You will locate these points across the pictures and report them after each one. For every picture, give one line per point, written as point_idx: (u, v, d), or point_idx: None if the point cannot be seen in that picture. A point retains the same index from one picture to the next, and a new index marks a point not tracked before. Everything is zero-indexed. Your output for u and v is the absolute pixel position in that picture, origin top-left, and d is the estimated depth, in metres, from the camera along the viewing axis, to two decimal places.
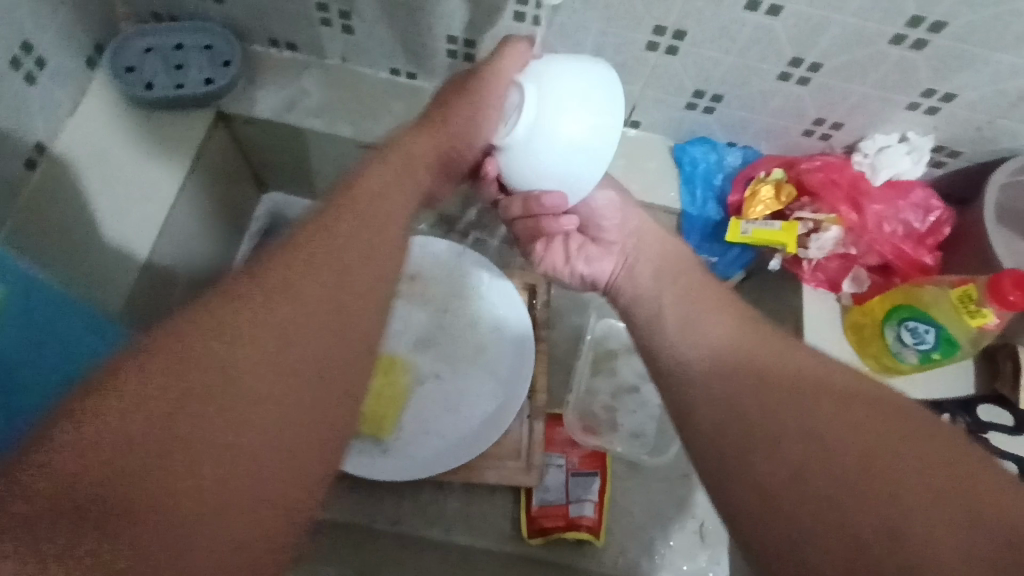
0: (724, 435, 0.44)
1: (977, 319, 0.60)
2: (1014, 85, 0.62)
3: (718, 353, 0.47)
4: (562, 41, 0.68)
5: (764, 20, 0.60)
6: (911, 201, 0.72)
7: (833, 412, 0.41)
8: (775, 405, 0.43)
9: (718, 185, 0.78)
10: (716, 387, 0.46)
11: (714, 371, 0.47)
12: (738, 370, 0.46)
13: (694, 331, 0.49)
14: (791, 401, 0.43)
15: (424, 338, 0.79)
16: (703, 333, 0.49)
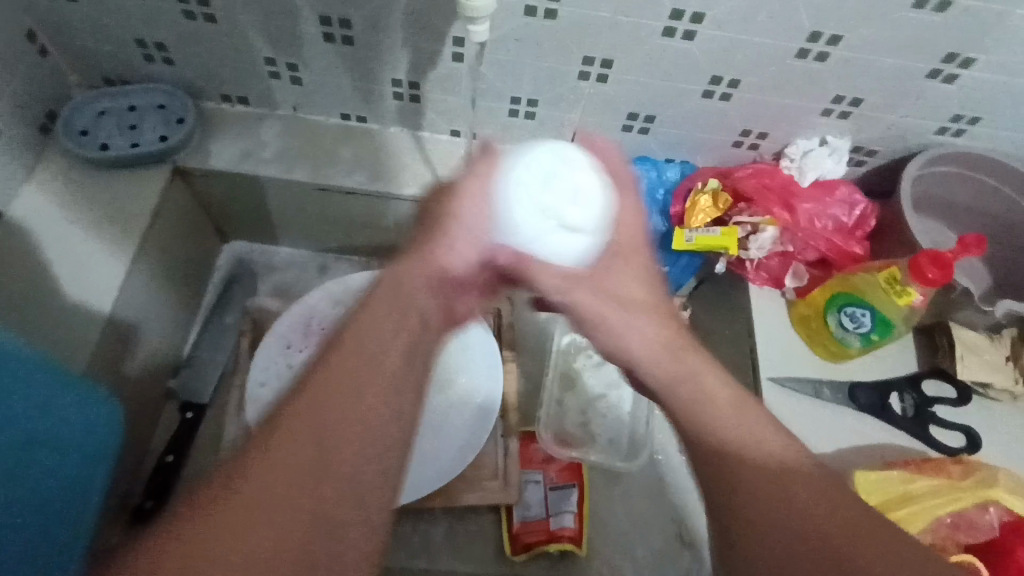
0: (720, 490, 0.44)
1: (904, 297, 0.66)
2: (912, 84, 0.68)
3: (728, 414, 0.46)
4: (499, 77, 0.73)
5: (681, 44, 0.65)
6: (837, 198, 0.77)
7: (827, 500, 0.42)
8: (778, 483, 0.43)
9: (664, 199, 0.81)
10: (717, 445, 0.46)
11: (722, 429, 0.46)
12: (678, 374, 0.49)
13: (712, 386, 0.48)
14: (796, 466, 0.43)
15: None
16: (719, 389, 0.47)
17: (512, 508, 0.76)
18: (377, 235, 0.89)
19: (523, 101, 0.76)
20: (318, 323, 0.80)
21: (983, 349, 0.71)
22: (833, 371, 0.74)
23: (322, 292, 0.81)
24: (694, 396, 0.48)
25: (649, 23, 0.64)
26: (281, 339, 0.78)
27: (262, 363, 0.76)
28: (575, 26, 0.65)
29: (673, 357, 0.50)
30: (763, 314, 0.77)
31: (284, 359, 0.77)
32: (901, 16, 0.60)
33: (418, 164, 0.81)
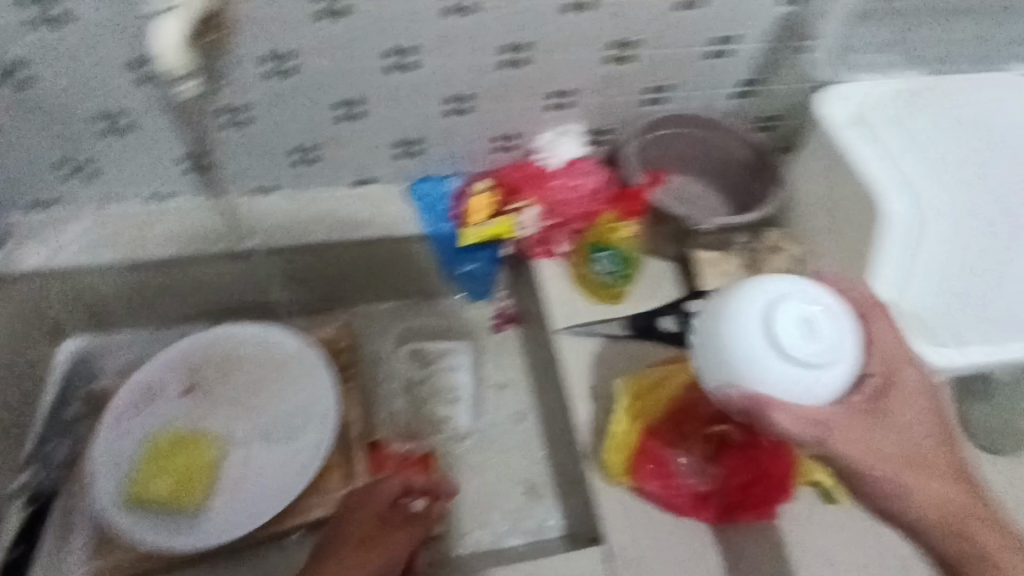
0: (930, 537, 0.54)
1: (624, 229, 0.88)
2: (602, 70, 0.84)
3: (931, 509, 0.54)
4: (271, 134, 0.83)
5: (406, 75, 0.78)
6: (579, 171, 0.90)
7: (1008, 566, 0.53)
8: (951, 531, 0.54)
9: (446, 208, 0.93)
10: (921, 523, 0.54)
11: (926, 517, 0.54)
12: (926, 503, 0.54)
13: (915, 494, 0.54)
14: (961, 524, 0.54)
15: (230, 410, 0.85)
16: (928, 493, 0.54)
17: None
18: (207, 299, 0.95)
19: (300, 150, 0.86)
20: (156, 388, 0.84)
21: (717, 262, 0.85)
22: (609, 313, 0.85)
23: (161, 360, 0.86)
24: (948, 516, 0.54)
25: (371, 64, 0.76)
26: (123, 412, 0.82)
27: (107, 437, 0.80)
28: (313, 78, 0.76)
29: (926, 484, 0.54)
30: (550, 281, 0.88)
31: (129, 428, 0.81)
32: (563, 20, 0.76)
33: (226, 225, 0.89)
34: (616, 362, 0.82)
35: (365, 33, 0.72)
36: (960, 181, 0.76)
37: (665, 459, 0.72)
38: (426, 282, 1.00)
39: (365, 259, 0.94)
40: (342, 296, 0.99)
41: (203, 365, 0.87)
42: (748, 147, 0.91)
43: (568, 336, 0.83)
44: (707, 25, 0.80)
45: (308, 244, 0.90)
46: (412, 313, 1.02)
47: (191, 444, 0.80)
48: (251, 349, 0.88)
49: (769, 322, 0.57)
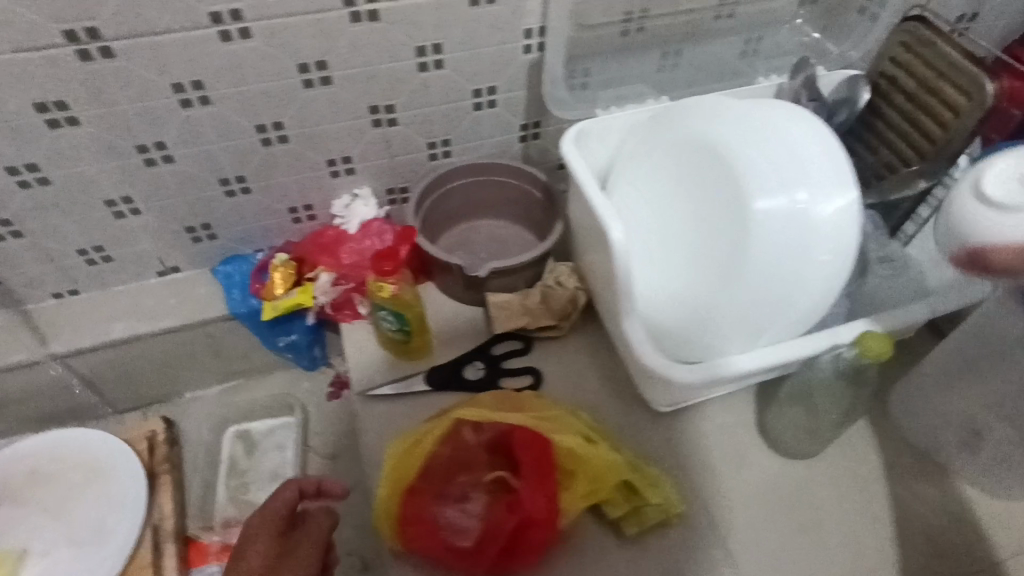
0: None
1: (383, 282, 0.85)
2: (371, 135, 0.86)
3: None
4: (52, 239, 0.84)
5: (168, 166, 0.81)
6: (372, 231, 0.92)
7: None
8: None
9: (250, 283, 0.93)
10: None
11: None
12: None
13: None
14: None
15: (30, 524, 0.82)
16: None
17: None
18: (26, 408, 0.94)
19: (90, 250, 0.87)
20: None
21: (512, 304, 0.86)
22: (405, 368, 0.85)
23: None
24: None
25: (126, 160, 0.78)
26: None
27: None
28: (71, 180, 0.79)
29: None
30: (354, 343, 0.88)
31: None
32: (306, 96, 0.79)
33: (24, 334, 0.88)
34: (416, 416, 0.81)
35: (106, 133, 0.75)
36: (704, 179, 0.69)
37: (432, 517, 0.65)
38: (253, 360, 1.00)
39: (179, 347, 0.94)
40: (168, 385, 0.98)
41: (2, 482, 0.84)
42: (537, 187, 0.94)
43: (366, 395, 0.82)
44: (458, 80, 0.84)
45: (108, 341, 0.89)
46: (244, 393, 1.01)
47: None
48: (53, 455, 0.86)
49: (983, 196, 0.57)
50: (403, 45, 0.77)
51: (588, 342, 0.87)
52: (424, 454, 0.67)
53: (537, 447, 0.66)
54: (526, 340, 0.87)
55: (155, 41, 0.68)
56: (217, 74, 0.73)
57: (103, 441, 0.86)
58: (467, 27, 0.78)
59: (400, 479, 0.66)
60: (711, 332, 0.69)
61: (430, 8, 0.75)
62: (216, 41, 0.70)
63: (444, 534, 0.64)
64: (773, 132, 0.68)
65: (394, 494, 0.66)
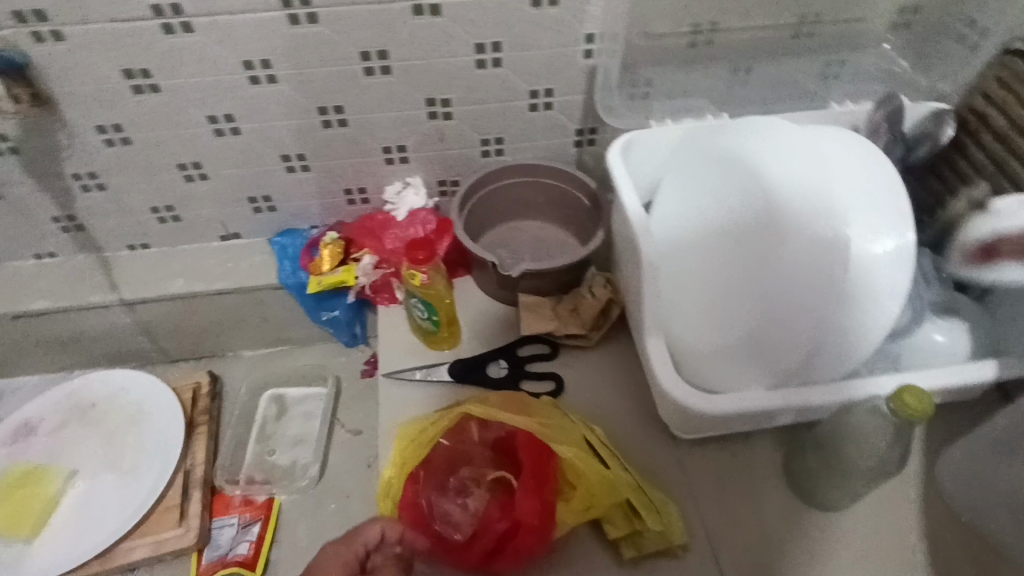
0: None
1: (414, 279, 0.80)
2: (426, 126, 0.90)
3: None
4: (130, 195, 0.92)
5: (236, 138, 0.87)
6: (417, 221, 0.96)
7: None
8: None
9: (301, 257, 0.98)
10: None
11: None
12: None
13: None
14: None
15: (84, 450, 0.89)
16: None
17: (204, 551, 0.85)
18: (93, 347, 1.02)
19: (161, 209, 0.94)
20: (25, 428, 0.91)
21: (543, 307, 0.86)
22: (433, 356, 0.87)
23: (39, 399, 0.93)
24: None
25: (199, 129, 0.85)
26: None
27: None
28: (149, 143, 0.86)
29: None
30: (388, 326, 0.90)
31: None
32: (366, 83, 0.83)
33: (98, 281, 0.97)
34: (435, 404, 0.82)
35: (183, 102, 0.81)
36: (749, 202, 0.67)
37: (429, 505, 0.66)
38: (296, 331, 1.04)
39: (231, 309, 1.00)
40: (218, 344, 1.05)
41: (70, 407, 0.92)
42: (586, 193, 0.94)
43: (390, 378, 0.84)
44: (513, 79, 0.86)
45: (167, 295, 0.95)
46: (285, 361, 1.06)
47: (39, 478, 0.85)
48: (114, 392, 0.93)
49: None
50: (460, 41, 0.80)
51: (616, 357, 0.85)
52: (431, 442, 0.68)
53: (538, 452, 0.66)
54: (553, 345, 0.86)
55: (231, 21, 0.74)
56: (284, 54, 0.78)
57: (158, 388, 0.93)
58: (524, 28, 0.80)
59: (404, 463, 0.68)
60: (736, 362, 0.67)
61: (490, 6, 0.77)
62: (285, 23, 0.75)
63: (439, 525, 0.65)
64: (832, 162, 0.64)
65: (397, 478, 0.68)
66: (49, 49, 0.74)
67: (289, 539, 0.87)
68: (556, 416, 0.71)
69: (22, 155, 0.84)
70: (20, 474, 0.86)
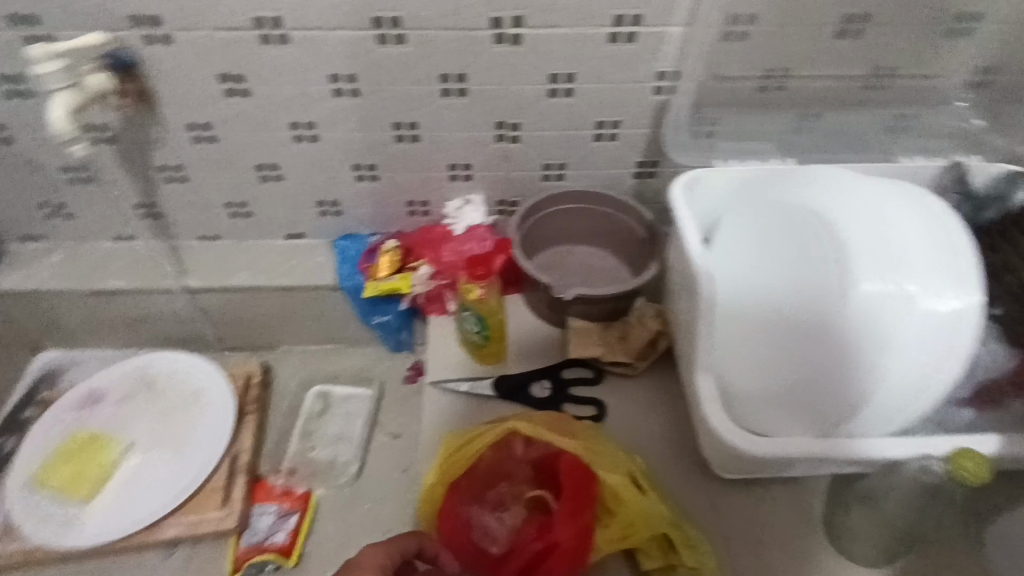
0: None
1: (469, 291, 0.84)
2: (492, 147, 0.93)
3: None
4: (208, 189, 0.97)
5: (313, 145, 0.91)
6: (475, 237, 0.98)
7: None
8: None
9: (361, 262, 1.02)
10: None
11: None
12: None
13: None
14: None
15: (143, 425, 0.94)
16: None
17: (241, 535, 0.87)
18: (155, 329, 1.07)
19: (235, 204, 1.00)
20: (90, 397, 0.96)
21: (591, 333, 0.87)
22: (478, 370, 0.89)
23: (107, 371, 0.98)
24: None
25: (281, 133, 0.90)
26: (55, 416, 0.93)
27: (36, 436, 0.91)
28: (233, 143, 0.91)
29: None
30: (437, 337, 0.93)
31: (57, 429, 0.92)
32: (441, 103, 0.87)
33: (168, 267, 1.02)
34: (478, 416, 0.85)
35: (269, 107, 0.86)
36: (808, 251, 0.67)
37: (469, 515, 0.68)
38: (346, 332, 1.08)
39: (289, 306, 1.04)
40: (270, 337, 1.09)
41: (137, 384, 0.97)
42: (641, 224, 0.95)
43: (436, 387, 0.87)
44: (582, 110, 0.88)
45: (233, 287, 1.01)
46: (332, 359, 1.09)
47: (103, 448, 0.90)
48: (178, 375, 0.98)
49: None
50: (536, 69, 0.83)
51: (660, 389, 0.86)
52: (474, 455, 0.69)
53: (580, 475, 0.67)
54: (596, 371, 0.88)
55: (324, 36, 0.79)
56: (369, 70, 0.83)
57: (217, 376, 0.97)
58: (598, 62, 0.83)
59: (446, 472, 0.69)
60: (785, 406, 0.67)
61: (568, 39, 0.80)
62: (374, 42, 0.80)
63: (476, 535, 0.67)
64: (896, 217, 0.65)
65: (437, 485, 0.69)
66: (156, 50, 0.79)
67: (323, 534, 0.89)
68: (599, 441, 0.72)
69: (116, 143, 0.90)
70: (87, 441, 0.91)
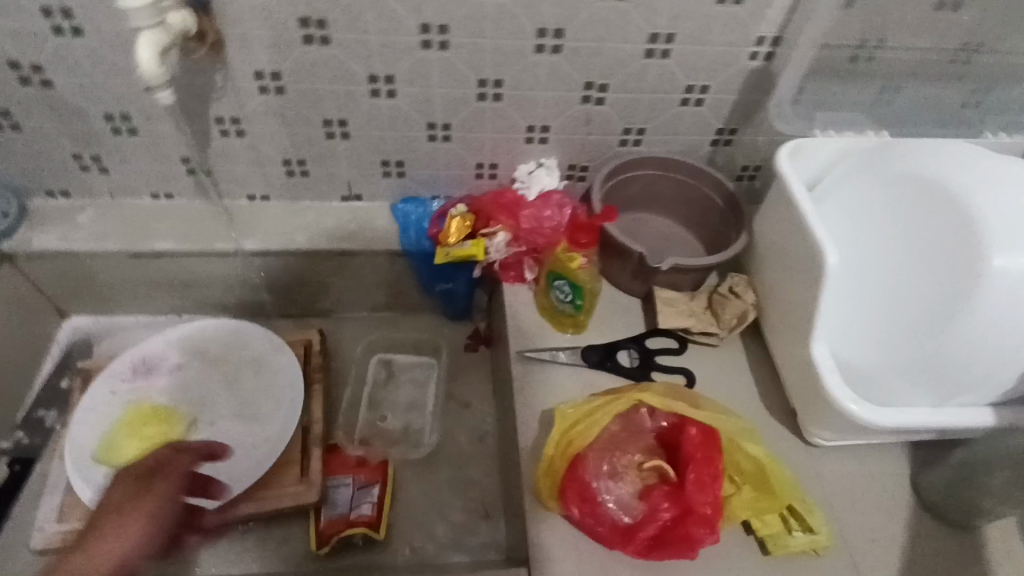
0: None
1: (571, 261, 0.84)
2: (576, 109, 0.89)
3: None
4: (268, 145, 0.90)
5: (390, 101, 0.86)
6: (552, 203, 0.91)
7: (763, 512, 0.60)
8: None
9: (428, 227, 0.97)
10: None
11: None
12: None
13: None
14: None
15: (206, 397, 0.89)
16: None
17: (321, 509, 0.84)
18: (199, 294, 1.01)
19: (293, 162, 0.93)
20: (144, 365, 0.90)
21: (678, 302, 0.87)
22: (564, 339, 0.88)
23: (158, 338, 0.92)
24: None
25: (356, 87, 0.84)
26: (107, 386, 0.87)
27: (89, 406, 0.85)
28: (303, 95, 0.84)
29: None
30: (516, 305, 0.91)
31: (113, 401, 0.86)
32: (533, 60, 0.82)
33: (218, 229, 0.95)
34: (565, 387, 0.83)
35: (349, 58, 0.80)
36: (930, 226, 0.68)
37: (593, 486, 0.68)
38: (404, 298, 1.04)
39: (348, 271, 0.99)
40: (323, 303, 1.04)
41: (193, 352, 0.92)
42: (718, 192, 0.95)
43: (523, 357, 0.85)
44: (674, 73, 0.86)
45: (292, 251, 0.95)
46: (388, 326, 1.05)
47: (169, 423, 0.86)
48: (236, 344, 0.92)
49: None
50: (637, 28, 0.80)
51: (744, 356, 0.87)
52: (597, 428, 0.70)
53: (708, 449, 0.67)
54: (680, 339, 0.88)
55: None
56: (464, 22, 0.77)
57: (278, 345, 0.92)
58: (702, 23, 0.80)
59: (568, 445, 0.69)
60: (896, 377, 0.69)
61: None
62: None
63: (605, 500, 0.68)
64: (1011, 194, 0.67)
65: (560, 459, 0.69)
66: None
67: (405, 504, 0.88)
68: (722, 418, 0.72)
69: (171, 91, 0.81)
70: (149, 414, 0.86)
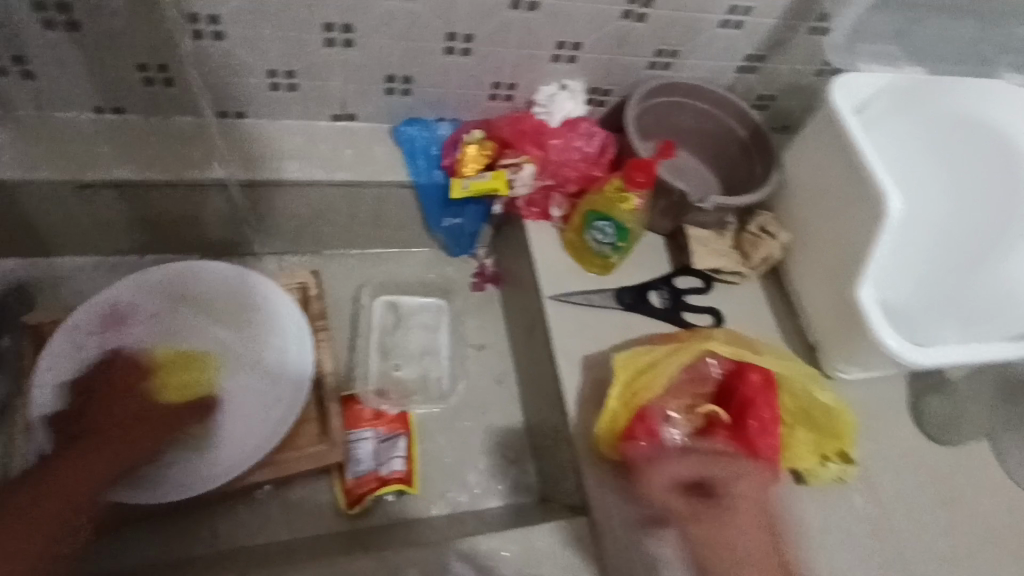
0: None
1: (624, 202, 0.78)
2: (614, 27, 0.79)
3: None
4: (250, 51, 0.74)
5: (406, 5, 0.72)
6: (579, 133, 0.85)
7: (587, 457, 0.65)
8: None
9: (438, 154, 0.87)
10: None
11: None
12: None
13: None
14: None
15: (205, 351, 0.78)
16: None
17: (344, 466, 0.80)
18: (164, 231, 0.86)
19: (279, 73, 0.78)
20: (115, 314, 0.77)
21: (710, 242, 0.84)
22: (595, 281, 0.83)
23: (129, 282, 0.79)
24: None
25: None
26: (69, 339, 0.74)
27: (49, 362, 0.72)
28: None
29: None
30: (543, 244, 0.85)
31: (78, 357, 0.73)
32: None
33: (191, 154, 0.79)
34: (602, 330, 0.79)
35: None
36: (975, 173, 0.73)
37: (658, 433, 0.69)
38: (405, 233, 0.95)
39: (345, 204, 0.87)
40: (313, 240, 0.92)
41: (185, 301, 0.80)
42: (744, 125, 0.90)
43: (558, 301, 0.81)
44: None
45: (284, 181, 0.81)
46: (386, 265, 0.97)
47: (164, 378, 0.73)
48: (233, 290, 0.81)
49: None
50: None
51: (767, 296, 0.88)
52: (659, 378, 0.71)
53: (766, 395, 0.70)
54: (706, 280, 0.87)
55: None
56: None
57: (280, 296, 0.80)
58: None
59: (630, 395, 0.71)
60: (937, 313, 0.74)
61: None
62: None
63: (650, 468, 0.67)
64: None
65: (622, 410, 0.70)
66: None
67: (429, 454, 0.85)
68: (782, 363, 0.74)
69: None
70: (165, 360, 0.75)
